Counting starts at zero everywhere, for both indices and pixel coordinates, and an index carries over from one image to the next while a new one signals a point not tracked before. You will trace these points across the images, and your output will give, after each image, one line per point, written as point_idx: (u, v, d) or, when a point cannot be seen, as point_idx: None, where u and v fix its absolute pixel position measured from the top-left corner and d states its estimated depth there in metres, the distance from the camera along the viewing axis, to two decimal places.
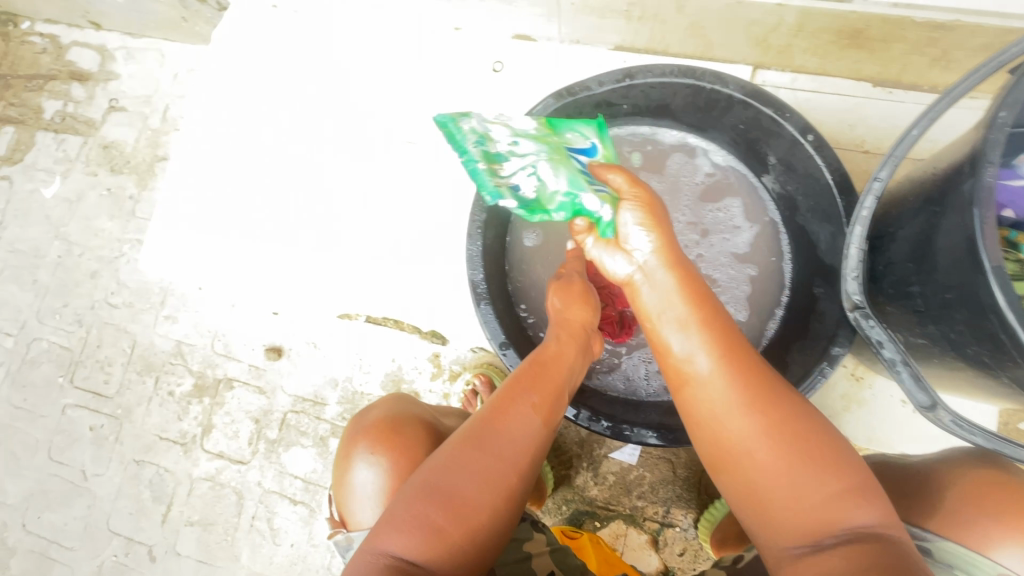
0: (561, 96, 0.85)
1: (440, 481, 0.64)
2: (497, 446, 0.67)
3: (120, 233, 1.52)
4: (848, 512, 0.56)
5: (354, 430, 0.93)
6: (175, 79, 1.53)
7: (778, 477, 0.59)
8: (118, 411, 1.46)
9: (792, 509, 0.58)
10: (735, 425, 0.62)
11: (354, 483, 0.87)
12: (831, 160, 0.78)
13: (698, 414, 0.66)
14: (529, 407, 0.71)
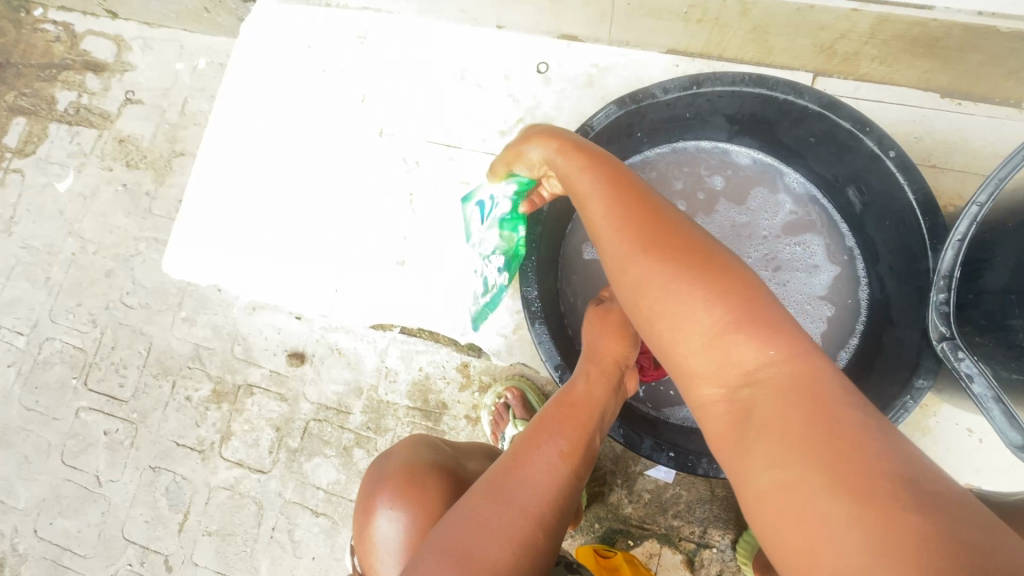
0: (624, 103, 0.80)
1: (464, 543, 0.57)
2: (523, 497, 0.61)
3: (137, 231, 1.47)
4: (758, 358, 0.49)
5: (372, 478, 0.85)
6: (196, 72, 1.48)
7: (702, 341, 0.52)
8: (134, 416, 1.41)
9: (709, 373, 0.52)
10: (647, 302, 0.57)
11: (376, 538, 0.79)
12: (915, 179, 0.73)
13: (617, 276, 0.59)
14: (553, 451, 0.67)
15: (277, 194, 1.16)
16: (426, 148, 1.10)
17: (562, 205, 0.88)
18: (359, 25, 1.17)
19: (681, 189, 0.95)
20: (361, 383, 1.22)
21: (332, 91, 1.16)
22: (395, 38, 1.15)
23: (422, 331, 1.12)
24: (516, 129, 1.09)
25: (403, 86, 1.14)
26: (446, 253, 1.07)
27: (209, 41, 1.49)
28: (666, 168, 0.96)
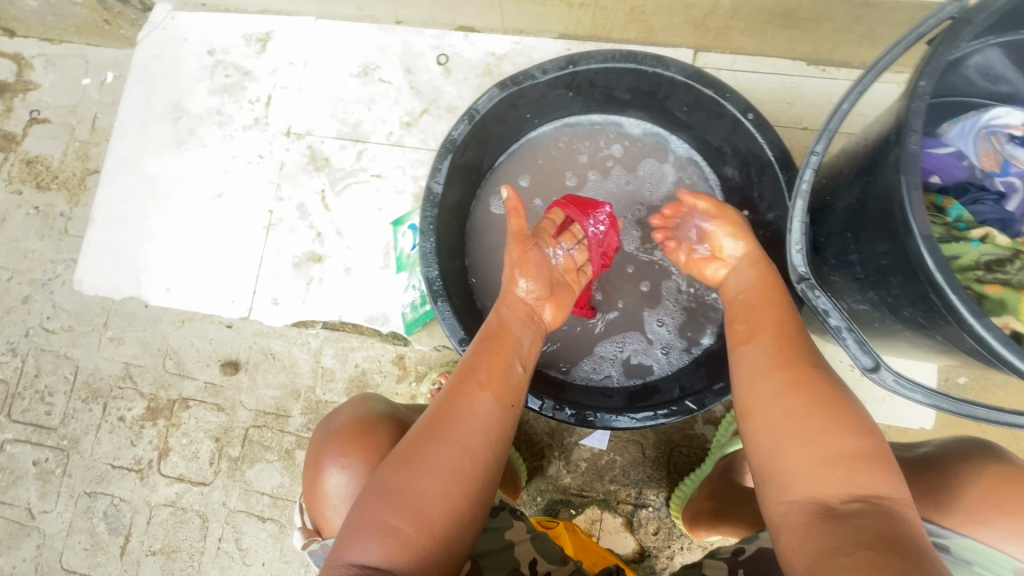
0: (505, 86, 0.84)
1: (398, 484, 0.64)
2: (449, 436, 0.66)
3: (53, 253, 1.42)
4: (870, 484, 0.56)
5: (322, 435, 0.89)
6: (104, 87, 1.43)
7: (817, 445, 0.58)
8: (65, 442, 1.37)
9: (804, 466, 0.58)
10: (769, 394, 0.63)
11: (327, 488, 0.83)
12: (773, 138, 0.80)
13: (746, 374, 0.67)
14: (477, 389, 0.70)
15: (190, 198, 1.16)
16: (335, 144, 1.13)
17: (461, 187, 0.90)
18: (260, 27, 1.18)
19: (571, 159, 1.00)
20: (298, 385, 1.14)
21: (237, 95, 1.17)
22: (298, 39, 1.17)
23: (345, 324, 1.11)
24: (424, 119, 1.11)
25: (309, 85, 1.15)
26: (364, 247, 1.10)
27: (112, 52, 1.44)
28: (557, 141, 1.01)
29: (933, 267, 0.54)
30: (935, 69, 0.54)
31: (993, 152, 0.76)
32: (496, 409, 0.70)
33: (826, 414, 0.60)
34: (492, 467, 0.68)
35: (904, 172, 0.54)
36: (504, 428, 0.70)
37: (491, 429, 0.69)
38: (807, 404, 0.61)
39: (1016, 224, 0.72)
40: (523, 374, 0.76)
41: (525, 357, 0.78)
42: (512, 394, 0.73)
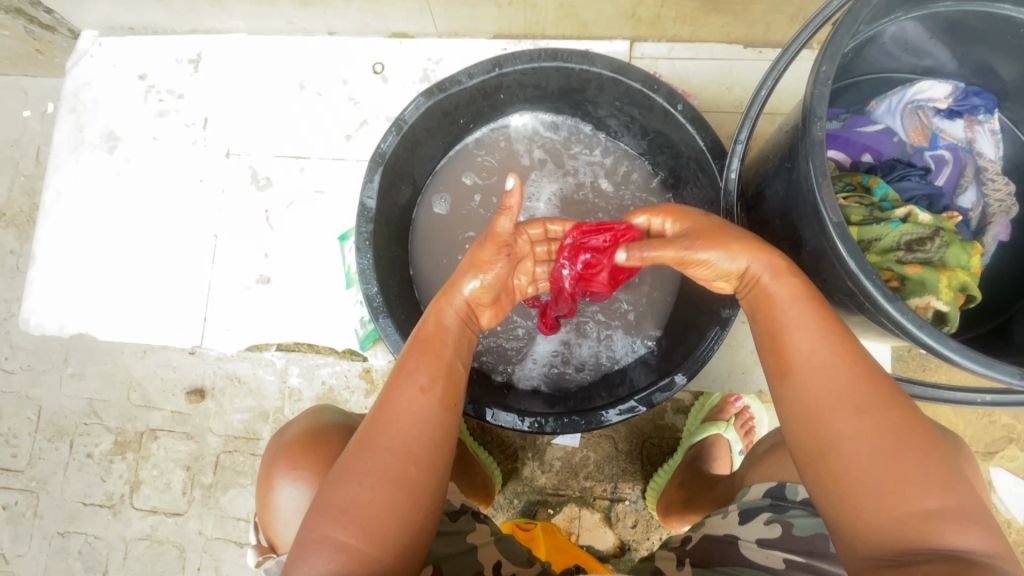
0: (432, 94, 0.82)
1: (336, 497, 0.56)
2: (386, 442, 0.58)
3: (7, 293, 1.21)
4: (953, 534, 0.46)
5: (275, 446, 0.85)
6: (44, 117, 1.21)
7: (893, 485, 0.48)
8: (33, 484, 1.18)
9: (877, 509, 0.48)
10: (843, 423, 0.50)
11: (278, 504, 0.79)
12: (702, 127, 0.79)
13: (816, 398, 0.52)
14: (412, 390, 0.61)
15: (145, 226, 1.16)
16: (275, 162, 1.12)
17: (397, 199, 0.88)
18: (192, 49, 1.15)
19: (512, 163, 0.98)
20: (266, 407, 1.11)
21: (174, 121, 1.16)
22: (232, 58, 1.14)
23: (300, 344, 1.10)
24: (364, 131, 1.11)
25: (248, 105, 1.14)
26: (313, 267, 1.10)
27: (55, 84, 1.22)
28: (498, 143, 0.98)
29: (845, 253, 0.56)
30: (835, 54, 0.55)
31: (920, 126, 0.78)
32: (437, 410, 0.61)
33: (909, 441, 0.49)
34: (439, 472, 0.60)
35: (811, 161, 0.56)
36: (446, 428, 0.61)
37: (434, 433, 0.60)
38: (876, 422, 0.50)
39: (943, 198, 0.74)
40: (463, 369, 0.68)
41: (464, 355, 0.69)
42: (456, 391, 0.65)
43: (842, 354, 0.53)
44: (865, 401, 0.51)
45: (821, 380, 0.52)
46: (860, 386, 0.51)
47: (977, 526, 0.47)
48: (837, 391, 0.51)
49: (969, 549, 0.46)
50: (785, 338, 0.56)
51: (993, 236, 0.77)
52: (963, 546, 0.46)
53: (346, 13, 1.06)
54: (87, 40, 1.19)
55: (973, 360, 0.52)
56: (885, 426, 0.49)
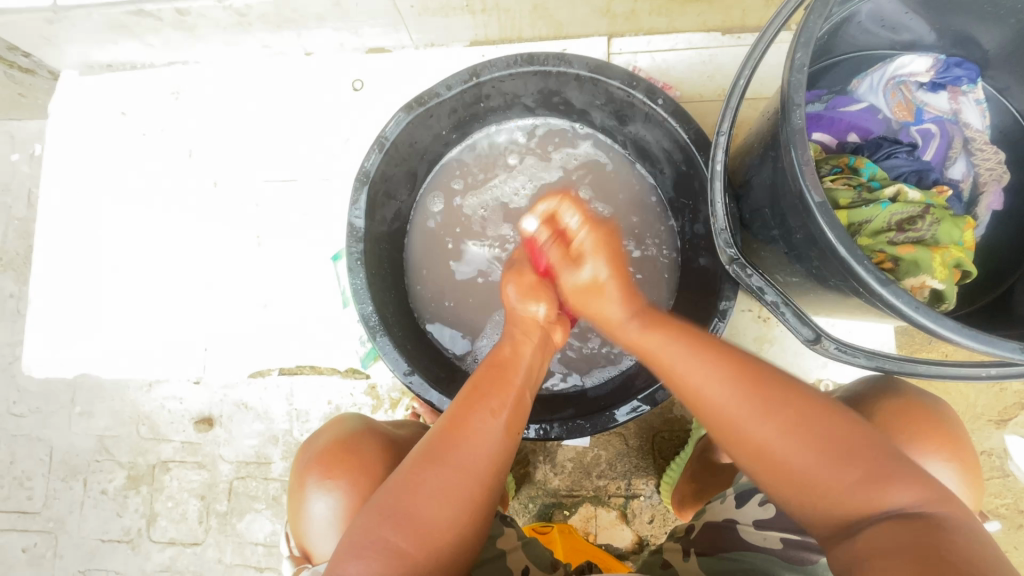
0: (411, 108, 0.82)
1: (401, 504, 0.58)
2: (459, 459, 0.60)
3: (11, 336, 1.21)
4: (882, 494, 0.51)
5: (305, 458, 0.82)
6: (33, 159, 1.22)
7: (811, 463, 0.54)
8: (51, 524, 1.18)
9: (815, 492, 0.54)
10: (754, 430, 0.57)
11: (310, 515, 0.76)
12: (685, 119, 0.78)
13: (724, 424, 0.59)
14: (484, 411, 0.64)
15: (143, 259, 1.16)
16: (263, 188, 1.12)
17: (385, 218, 0.88)
18: (172, 81, 1.16)
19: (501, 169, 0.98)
20: (275, 430, 1.11)
21: (161, 154, 1.16)
22: (212, 87, 1.15)
23: (302, 367, 1.10)
24: (350, 149, 1.11)
25: (234, 131, 1.14)
26: (309, 289, 1.10)
27: (40, 125, 1.22)
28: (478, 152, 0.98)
29: (834, 240, 0.55)
30: (809, 39, 0.54)
31: (904, 102, 0.77)
32: (507, 434, 0.64)
33: (809, 424, 0.55)
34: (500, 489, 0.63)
35: (794, 149, 0.56)
36: (509, 453, 0.64)
37: (500, 458, 0.63)
38: (784, 420, 0.56)
39: (932, 172, 0.74)
40: (528, 399, 0.70)
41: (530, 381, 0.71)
42: (521, 416, 0.68)
43: (719, 374, 0.60)
44: (767, 405, 0.57)
45: (724, 396, 0.59)
46: (757, 394, 0.58)
47: (896, 483, 0.52)
48: (744, 407, 0.58)
49: (900, 506, 0.51)
50: (675, 368, 0.63)
51: (987, 206, 0.76)
52: (894, 504, 0.51)
53: (321, 34, 1.06)
54: (67, 79, 1.19)
55: (972, 339, 0.52)
56: (790, 418, 0.56)
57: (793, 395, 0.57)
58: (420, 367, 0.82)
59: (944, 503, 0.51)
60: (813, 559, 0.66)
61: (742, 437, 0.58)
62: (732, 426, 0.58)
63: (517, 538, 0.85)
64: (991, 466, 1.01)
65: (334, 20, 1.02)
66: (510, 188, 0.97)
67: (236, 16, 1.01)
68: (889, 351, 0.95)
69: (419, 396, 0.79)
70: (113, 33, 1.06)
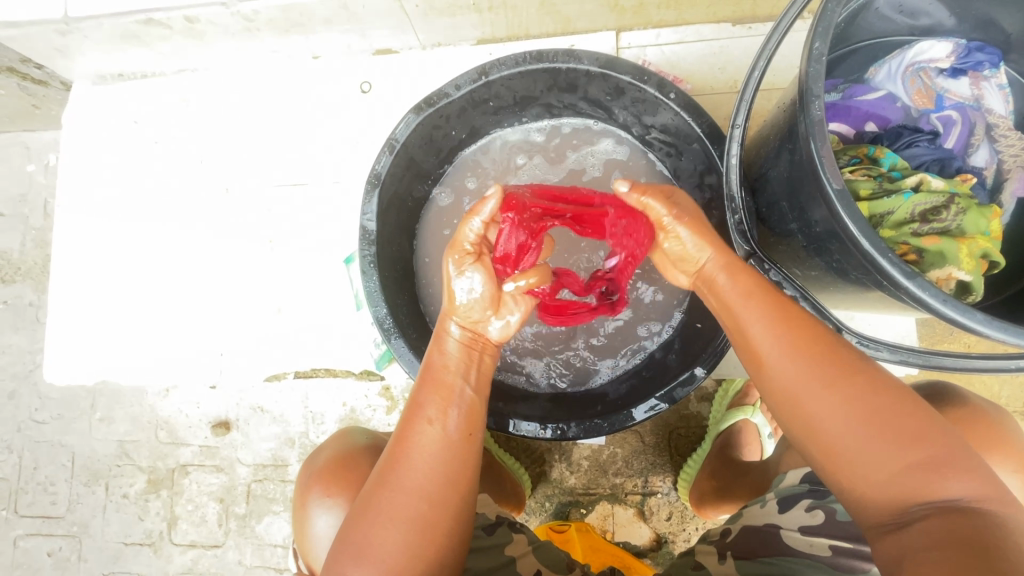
0: (420, 110, 0.81)
1: (356, 536, 0.59)
2: (402, 481, 0.60)
3: (32, 344, 1.23)
4: (944, 484, 0.50)
5: (306, 477, 0.83)
6: (50, 169, 1.24)
7: (873, 449, 0.52)
8: (74, 528, 1.20)
9: (871, 474, 0.52)
10: (814, 404, 0.55)
11: (313, 530, 0.78)
12: (697, 113, 0.77)
13: (783, 396, 0.57)
14: (418, 427, 0.62)
15: (157, 266, 1.17)
16: (274, 192, 1.13)
17: (396, 220, 0.88)
18: (181, 89, 1.17)
19: (511, 168, 0.96)
20: (291, 433, 1.12)
21: (173, 161, 1.17)
22: (220, 94, 1.15)
23: (318, 370, 1.11)
24: (359, 151, 1.11)
25: (244, 137, 1.14)
26: (322, 292, 1.11)
27: (54, 136, 1.24)
28: (488, 154, 0.98)
29: (857, 233, 0.54)
30: (827, 29, 0.53)
31: (924, 89, 0.76)
32: (448, 446, 0.61)
33: (876, 404, 0.53)
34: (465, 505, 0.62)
35: (814, 142, 0.54)
36: (460, 461, 0.62)
37: (448, 470, 0.61)
38: (849, 397, 0.53)
39: (955, 160, 0.72)
40: (478, 399, 0.66)
41: (474, 383, 0.66)
42: (473, 419, 0.65)
43: (787, 342, 0.57)
44: (838, 378, 0.54)
45: (783, 365, 0.57)
46: (823, 366, 0.55)
47: (961, 473, 0.50)
48: (808, 379, 0.55)
49: (959, 498, 0.49)
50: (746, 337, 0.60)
51: (1011, 193, 0.74)
52: (952, 496, 0.49)
53: (328, 37, 1.06)
54: (79, 89, 1.20)
55: (1003, 331, 0.50)
56: (858, 398, 0.53)
57: (865, 374, 0.54)
58: None
59: (1006, 501, 0.50)
60: (862, 569, 0.64)
61: (801, 408, 0.55)
62: (795, 397, 0.56)
63: (528, 543, 0.85)
64: None
65: (341, 23, 1.02)
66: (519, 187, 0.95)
67: (243, 22, 1.01)
68: (909, 343, 0.93)
69: None
70: (123, 43, 1.07)
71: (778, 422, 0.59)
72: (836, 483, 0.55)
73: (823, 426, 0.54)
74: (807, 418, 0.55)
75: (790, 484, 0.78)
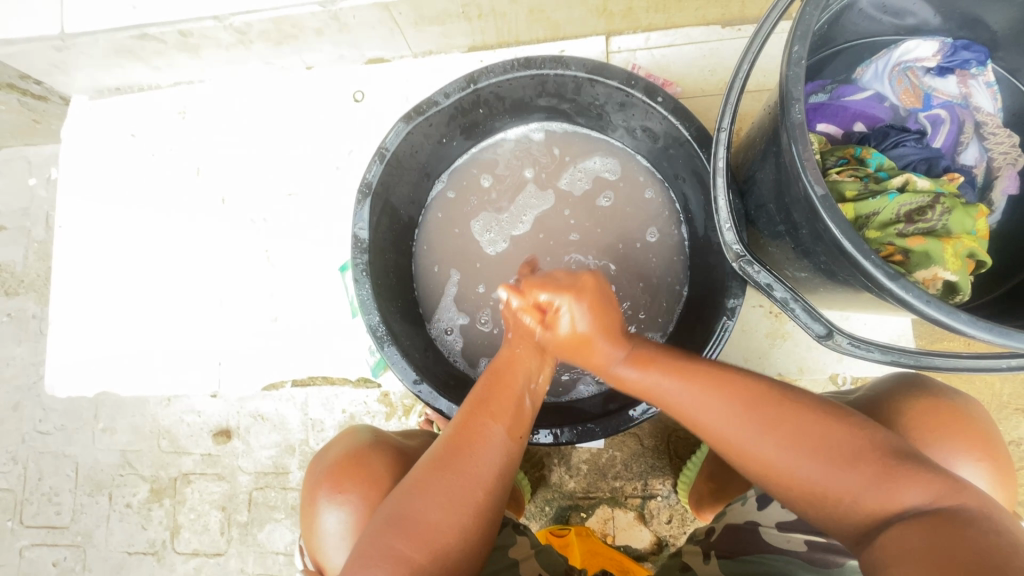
0: (410, 118, 0.82)
1: (408, 512, 0.58)
2: (462, 466, 0.61)
3: (35, 355, 1.24)
4: (895, 493, 0.51)
5: (316, 473, 0.82)
6: (51, 182, 1.25)
7: (819, 475, 0.55)
8: (79, 538, 1.21)
9: (829, 496, 0.54)
10: (757, 450, 0.58)
11: (323, 528, 0.77)
12: (685, 116, 0.78)
13: (732, 446, 0.59)
14: (489, 419, 0.64)
15: (158, 276, 1.18)
16: (270, 202, 1.14)
17: (389, 228, 0.89)
18: (178, 101, 1.18)
19: (516, 185, 0.97)
20: (291, 441, 1.13)
21: (171, 173, 1.18)
22: (217, 106, 1.17)
23: (315, 378, 1.11)
24: (353, 160, 1.12)
25: (241, 147, 1.15)
26: (319, 298, 1.12)
27: (55, 150, 1.25)
28: (497, 153, 0.98)
29: (841, 236, 0.54)
30: (806, 32, 0.53)
31: (911, 88, 0.76)
32: (510, 442, 0.64)
33: (811, 436, 0.56)
34: (502, 498, 0.63)
35: (796, 145, 0.55)
36: (514, 459, 0.64)
37: (504, 466, 0.63)
38: (787, 435, 0.57)
39: (942, 159, 0.72)
40: (531, 405, 0.69)
41: (535, 392, 0.70)
42: (524, 421, 0.67)
43: (722, 403, 0.60)
44: (768, 425, 0.57)
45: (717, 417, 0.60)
46: (762, 412, 0.58)
47: (910, 479, 0.51)
48: (744, 428, 0.58)
49: (915, 505, 0.51)
50: (679, 407, 0.62)
51: (1001, 190, 0.74)
52: (910, 505, 0.51)
53: (320, 48, 1.08)
54: (77, 104, 1.21)
55: (988, 331, 0.50)
56: (792, 435, 0.56)
57: (786, 413, 0.58)
58: (429, 376, 0.82)
59: (963, 496, 0.50)
60: (838, 562, 0.65)
61: (746, 455, 0.59)
62: (734, 447, 0.59)
63: (530, 547, 0.84)
64: (1020, 456, 0.98)
65: (331, 34, 1.03)
66: (522, 207, 0.96)
67: (236, 35, 1.02)
68: (907, 343, 0.93)
69: (428, 405, 0.79)
70: (119, 57, 1.08)
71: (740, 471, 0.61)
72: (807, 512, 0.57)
73: (772, 464, 0.57)
74: (756, 463, 0.58)
75: None
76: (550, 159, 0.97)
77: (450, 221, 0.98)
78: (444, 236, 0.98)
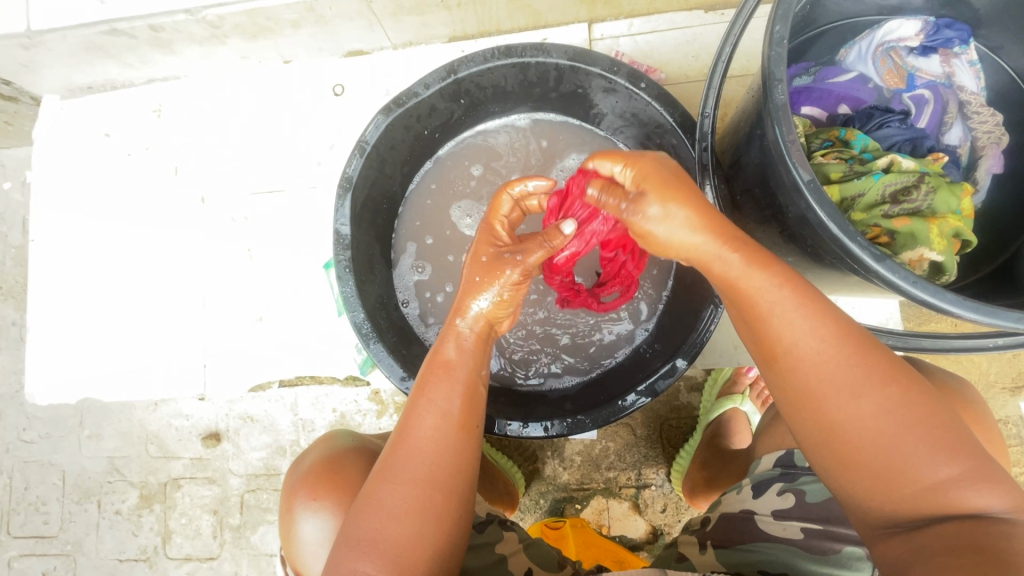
0: (389, 110, 0.80)
1: (373, 529, 0.57)
2: (409, 473, 0.58)
3: (15, 364, 1.20)
4: (970, 495, 0.46)
5: (293, 478, 0.81)
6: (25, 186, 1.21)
7: (900, 449, 0.47)
8: (69, 547, 1.18)
9: (895, 475, 0.48)
10: (844, 405, 0.49)
11: (299, 536, 0.76)
12: (668, 103, 0.76)
13: (815, 393, 0.50)
14: (432, 418, 0.60)
15: (140, 278, 1.16)
16: (252, 200, 1.11)
17: (372, 223, 0.88)
18: (153, 99, 1.15)
19: (502, 183, 0.95)
20: (282, 442, 1.11)
21: (149, 173, 1.15)
22: (195, 103, 1.14)
23: (303, 378, 1.10)
24: (334, 155, 1.10)
25: (220, 143, 1.13)
26: (305, 297, 1.10)
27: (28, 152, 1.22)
28: (493, 142, 0.96)
29: (826, 218, 0.54)
30: (787, 11, 0.53)
31: (894, 69, 0.76)
32: (459, 436, 0.60)
33: (915, 407, 0.48)
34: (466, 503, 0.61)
35: (780, 127, 0.54)
36: (469, 455, 0.61)
37: (454, 461, 0.60)
38: (898, 396, 0.48)
39: (926, 139, 0.72)
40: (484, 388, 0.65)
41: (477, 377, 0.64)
42: (477, 408, 0.63)
43: (833, 344, 0.50)
44: (873, 379, 0.48)
45: (821, 356, 0.50)
46: (871, 362, 0.49)
47: (995, 486, 0.46)
48: (846, 375, 0.49)
49: (990, 511, 0.46)
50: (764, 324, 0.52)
51: (986, 169, 0.74)
52: (984, 508, 0.46)
53: (297, 42, 1.05)
54: (49, 105, 1.18)
55: (975, 311, 0.50)
56: (897, 398, 0.48)
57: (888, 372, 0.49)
58: (417, 372, 0.81)
59: None
60: (835, 549, 0.65)
61: (826, 412, 0.49)
62: (815, 397, 0.50)
63: (519, 540, 0.83)
64: (1009, 435, 0.99)
65: (309, 26, 1.01)
66: None
67: (209, 29, 1.00)
68: (896, 325, 0.93)
69: None
70: (89, 55, 1.05)
71: (793, 423, 0.53)
72: (856, 491, 0.50)
73: (852, 425, 0.49)
74: (832, 423, 0.50)
75: (765, 468, 0.76)
76: (530, 149, 0.96)
77: (433, 206, 0.96)
78: (427, 223, 0.96)
